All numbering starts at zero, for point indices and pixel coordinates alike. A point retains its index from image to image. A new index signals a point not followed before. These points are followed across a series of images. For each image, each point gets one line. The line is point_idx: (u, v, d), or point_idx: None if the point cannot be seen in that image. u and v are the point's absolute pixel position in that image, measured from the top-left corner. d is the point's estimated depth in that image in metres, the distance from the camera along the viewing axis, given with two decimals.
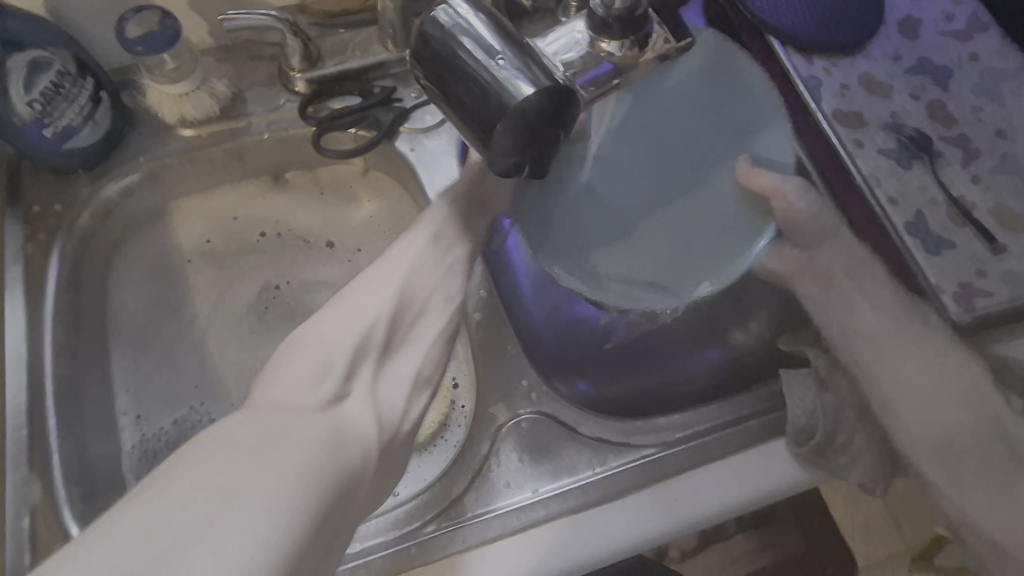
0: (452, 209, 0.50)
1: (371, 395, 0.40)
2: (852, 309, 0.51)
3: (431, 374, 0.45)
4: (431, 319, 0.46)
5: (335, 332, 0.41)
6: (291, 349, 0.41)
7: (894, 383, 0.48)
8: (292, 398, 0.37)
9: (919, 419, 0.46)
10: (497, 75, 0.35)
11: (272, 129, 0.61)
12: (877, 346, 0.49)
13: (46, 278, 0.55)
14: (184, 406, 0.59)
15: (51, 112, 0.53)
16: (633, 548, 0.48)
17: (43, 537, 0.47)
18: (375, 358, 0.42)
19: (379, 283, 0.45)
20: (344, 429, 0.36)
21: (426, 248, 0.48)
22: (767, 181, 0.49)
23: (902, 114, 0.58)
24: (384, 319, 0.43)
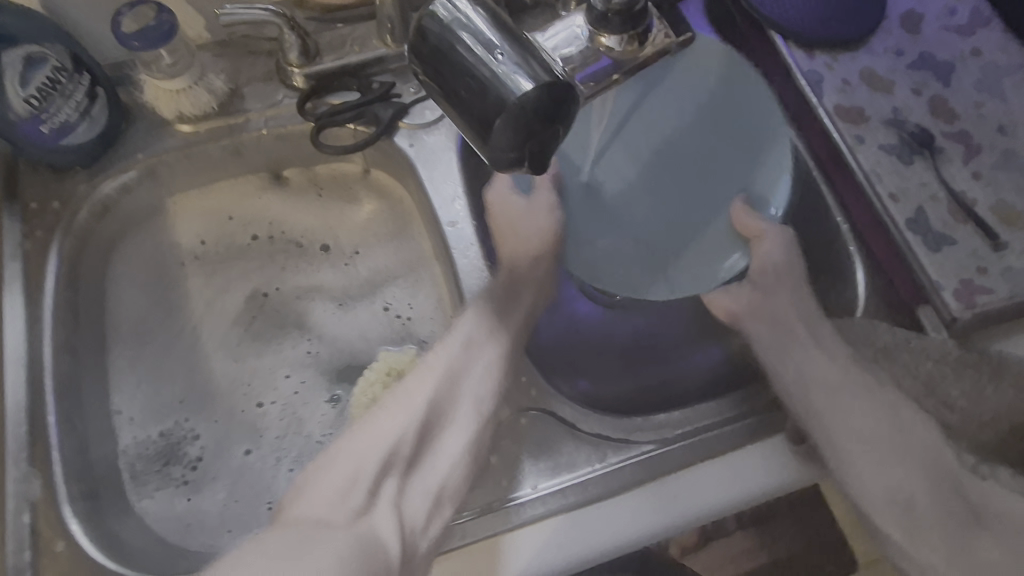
0: (487, 305, 0.52)
1: (396, 514, 0.41)
2: (802, 357, 0.49)
3: (455, 490, 0.46)
4: (456, 431, 0.47)
5: (370, 442, 0.44)
6: (321, 469, 0.43)
7: (846, 431, 0.45)
8: (322, 520, 0.39)
9: (876, 474, 0.44)
10: (496, 70, 0.34)
11: (270, 125, 0.61)
12: (830, 396, 0.47)
13: (45, 276, 0.55)
14: (171, 419, 0.59)
15: (47, 108, 0.53)
16: (633, 545, 0.48)
17: (43, 534, 0.47)
18: (400, 473, 0.44)
19: (412, 398, 0.46)
20: (373, 546, 0.38)
21: (460, 355, 0.49)
22: (756, 223, 0.54)
23: (904, 109, 0.58)
24: (415, 428, 0.45)
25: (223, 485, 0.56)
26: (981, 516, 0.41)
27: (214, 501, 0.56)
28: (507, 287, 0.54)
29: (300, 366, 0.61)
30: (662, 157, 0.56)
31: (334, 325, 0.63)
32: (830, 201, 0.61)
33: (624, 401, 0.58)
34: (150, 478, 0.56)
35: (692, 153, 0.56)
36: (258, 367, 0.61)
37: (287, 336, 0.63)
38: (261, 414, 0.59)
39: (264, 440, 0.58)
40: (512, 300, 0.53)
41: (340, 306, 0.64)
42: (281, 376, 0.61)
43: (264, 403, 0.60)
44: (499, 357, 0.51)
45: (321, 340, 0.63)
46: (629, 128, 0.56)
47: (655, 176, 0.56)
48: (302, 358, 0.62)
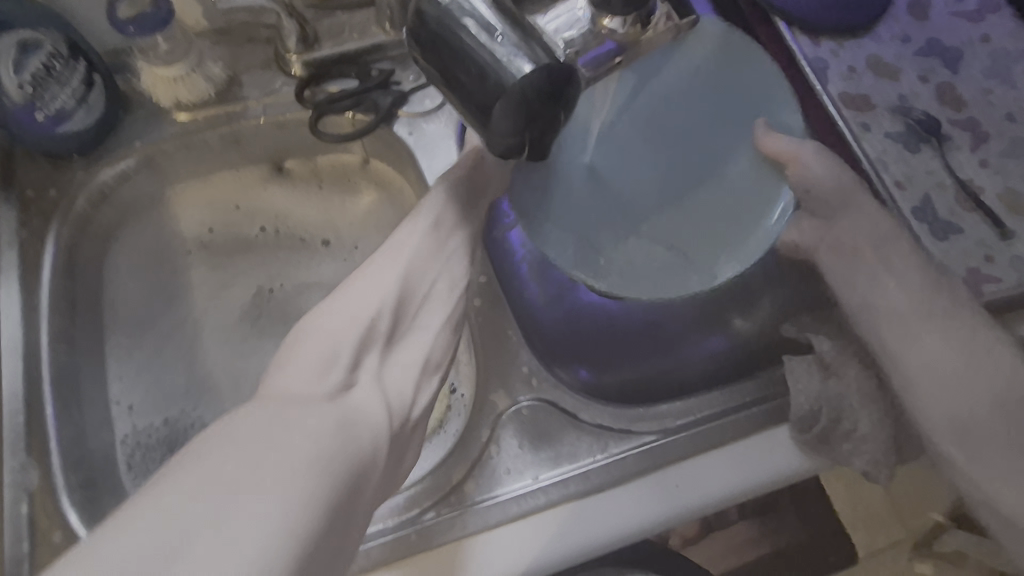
0: (451, 193, 0.49)
1: (379, 383, 0.40)
2: (878, 287, 0.49)
3: (438, 358, 0.45)
4: (434, 305, 0.46)
5: (340, 321, 0.41)
6: (299, 338, 0.40)
7: (918, 361, 0.46)
8: (301, 393, 0.36)
9: (938, 399, 0.45)
10: (495, 53, 0.34)
11: (268, 114, 0.60)
12: (902, 324, 0.47)
13: (42, 264, 0.54)
14: (176, 408, 0.59)
15: (42, 94, 0.52)
16: (634, 535, 0.47)
17: (40, 525, 0.47)
18: (381, 347, 0.42)
19: (378, 274, 0.44)
20: (356, 416, 0.36)
21: (426, 235, 0.47)
22: (784, 146, 0.50)
23: (911, 97, 0.57)
24: (390, 305, 0.43)
25: None
26: None
27: None
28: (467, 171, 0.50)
29: None
30: (657, 148, 0.54)
31: None
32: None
33: (625, 392, 0.57)
34: (149, 467, 0.56)
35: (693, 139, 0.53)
36: (259, 364, 0.61)
37: (290, 330, 0.62)
38: None
39: None
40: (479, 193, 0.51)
41: None
42: None
43: None
44: (466, 239, 0.49)
45: None
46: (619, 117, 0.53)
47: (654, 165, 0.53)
48: None
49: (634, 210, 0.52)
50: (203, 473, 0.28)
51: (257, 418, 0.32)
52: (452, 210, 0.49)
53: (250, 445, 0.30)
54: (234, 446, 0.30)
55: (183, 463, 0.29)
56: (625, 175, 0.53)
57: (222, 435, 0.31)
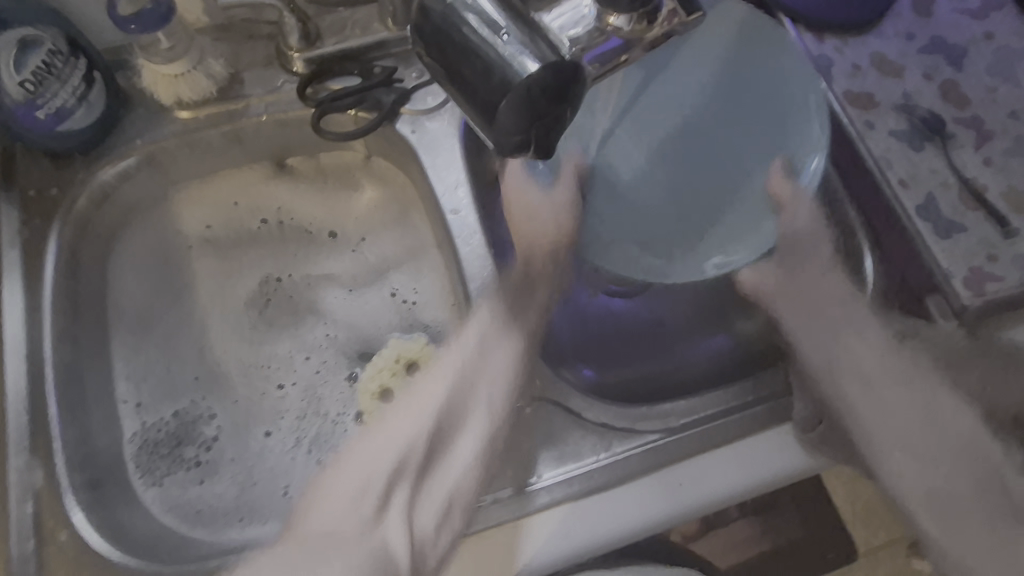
0: (497, 303, 0.51)
1: (407, 522, 0.41)
2: (842, 344, 0.49)
3: (467, 493, 0.45)
4: (470, 438, 0.46)
5: (374, 456, 0.43)
6: (334, 472, 0.43)
7: (875, 420, 0.45)
8: (333, 530, 0.40)
9: (900, 458, 0.44)
10: (501, 52, 0.33)
11: (270, 111, 0.60)
12: (865, 383, 0.47)
13: (44, 264, 0.54)
14: (185, 399, 0.59)
15: (42, 92, 0.52)
16: (644, 531, 0.48)
17: (46, 524, 0.47)
18: (412, 480, 0.43)
19: (423, 398, 0.46)
20: (379, 557, 0.39)
21: (469, 353, 0.48)
22: (790, 189, 0.51)
23: (915, 94, 0.57)
24: (427, 436, 0.44)
25: (236, 469, 0.57)
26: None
27: (226, 486, 0.56)
28: (517, 293, 0.52)
29: (318, 347, 0.61)
30: (671, 138, 0.55)
31: (345, 311, 0.63)
32: (839, 189, 0.59)
33: (632, 391, 0.57)
34: (159, 464, 0.56)
35: (708, 136, 0.55)
36: (273, 351, 0.61)
37: (302, 322, 0.62)
38: (281, 397, 0.60)
39: (285, 420, 0.59)
40: (525, 289, 0.52)
41: (350, 292, 0.63)
42: (299, 358, 0.61)
43: (285, 386, 0.60)
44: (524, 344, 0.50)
45: (337, 323, 0.62)
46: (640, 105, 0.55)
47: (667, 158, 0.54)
48: (319, 340, 0.62)
49: (648, 201, 0.53)
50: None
51: (281, 555, 0.39)
52: (498, 332, 0.50)
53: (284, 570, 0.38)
54: None
55: None
56: (638, 163, 0.54)
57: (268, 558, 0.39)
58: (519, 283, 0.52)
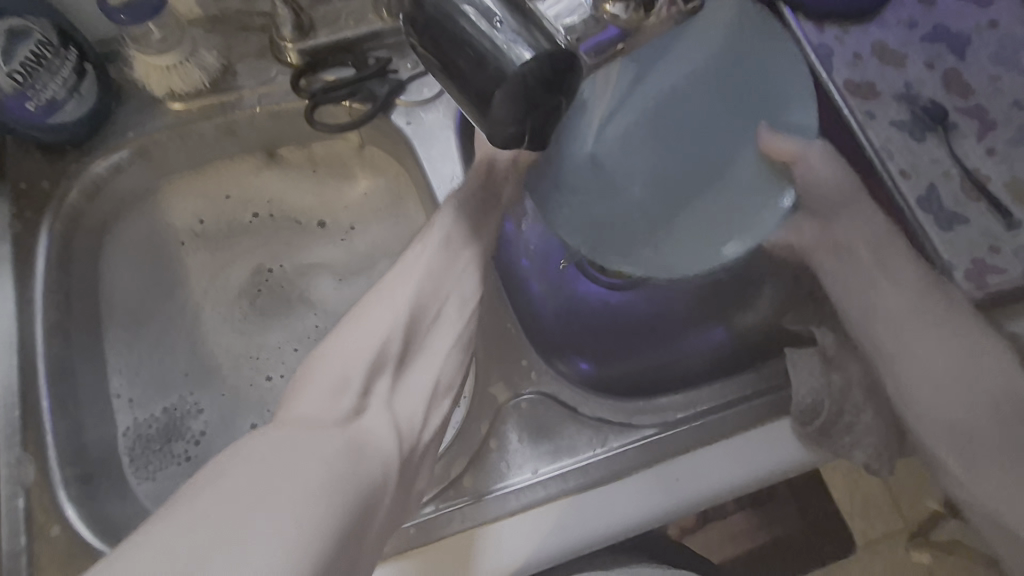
0: (465, 203, 0.50)
1: (390, 412, 0.40)
2: (872, 291, 0.50)
3: (450, 380, 0.45)
4: (446, 327, 0.46)
5: (355, 345, 0.41)
6: (314, 366, 0.41)
7: (913, 367, 0.46)
8: (316, 416, 0.37)
9: (933, 406, 0.45)
10: (495, 41, 0.33)
11: (264, 103, 0.59)
12: (896, 328, 0.48)
13: (35, 258, 0.54)
14: (175, 395, 0.58)
15: (33, 84, 0.51)
16: (640, 526, 0.47)
17: (38, 519, 0.47)
18: (393, 371, 0.42)
19: (393, 292, 0.44)
20: (366, 442, 0.37)
21: (438, 252, 0.47)
22: (790, 146, 0.49)
23: (917, 84, 0.56)
24: (403, 326, 0.43)
25: None
26: None
27: None
28: (483, 202, 0.51)
29: (307, 338, 0.61)
30: (663, 135, 0.48)
31: (336, 302, 0.62)
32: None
33: (626, 381, 0.57)
34: (151, 459, 0.56)
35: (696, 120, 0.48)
36: (263, 341, 0.61)
37: (293, 311, 0.62)
38: (270, 387, 0.59)
39: (270, 413, 0.58)
40: (491, 201, 0.51)
41: (341, 282, 0.63)
42: (288, 349, 0.60)
43: (272, 377, 0.60)
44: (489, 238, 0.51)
45: (327, 314, 0.62)
46: (631, 95, 0.45)
47: (656, 152, 0.48)
48: (308, 331, 0.61)
49: (649, 203, 0.48)
50: (213, 497, 0.31)
51: (268, 439, 0.34)
52: (464, 229, 0.49)
53: (268, 455, 0.33)
54: (213, 489, 0.31)
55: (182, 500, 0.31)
56: (629, 163, 0.47)
57: (241, 455, 0.33)
58: (484, 193, 0.51)
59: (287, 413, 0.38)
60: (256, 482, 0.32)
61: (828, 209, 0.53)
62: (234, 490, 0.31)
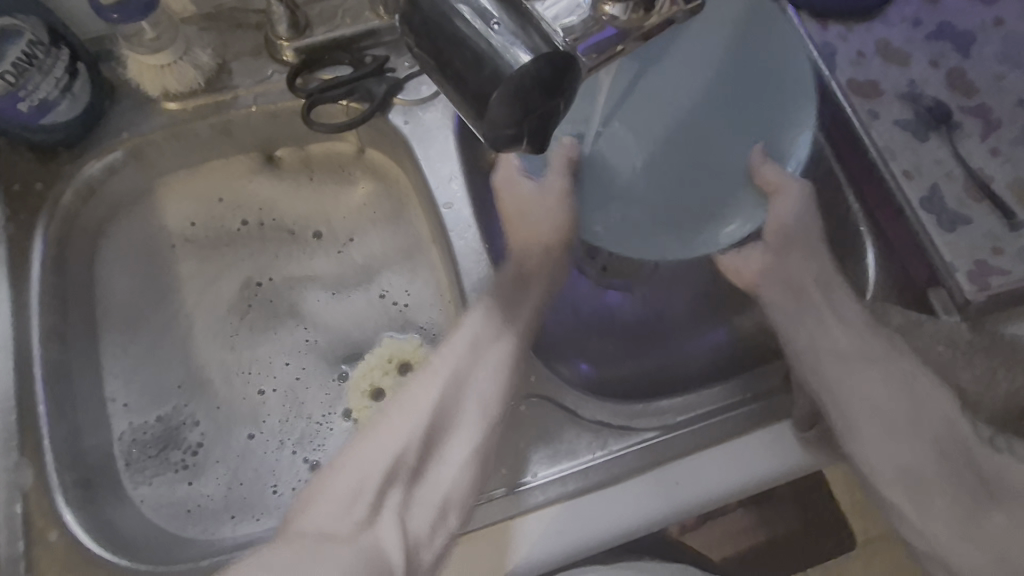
0: (495, 299, 0.51)
1: (401, 525, 0.41)
2: (819, 323, 0.49)
3: (463, 495, 0.45)
4: (463, 437, 0.46)
5: (372, 455, 0.43)
6: (329, 475, 0.43)
7: (858, 401, 0.45)
8: (325, 534, 0.39)
9: (879, 441, 0.44)
10: (492, 42, 0.32)
11: (259, 103, 0.58)
12: (844, 364, 0.46)
13: (30, 262, 0.53)
14: (169, 404, 0.58)
15: (25, 84, 0.50)
16: (638, 531, 0.47)
17: (36, 525, 0.47)
18: (405, 483, 0.43)
19: (416, 396, 0.46)
20: (372, 557, 0.39)
21: (465, 355, 0.48)
22: (774, 174, 0.49)
23: (921, 82, 0.55)
24: (421, 434, 0.44)
25: (224, 469, 0.56)
26: (989, 487, 0.41)
27: (216, 486, 0.55)
28: (510, 292, 0.51)
29: (298, 352, 0.60)
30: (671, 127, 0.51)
31: (328, 315, 0.62)
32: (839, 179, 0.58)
33: (627, 384, 0.57)
34: (147, 464, 0.55)
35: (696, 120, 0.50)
36: (253, 356, 0.60)
37: (282, 325, 0.61)
38: (262, 401, 0.59)
39: (267, 425, 0.58)
40: (523, 279, 0.52)
41: (334, 295, 0.62)
42: (280, 363, 0.60)
43: (265, 390, 0.59)
44: (521, 333, 0.50)
45: (318, 328, 0.61)
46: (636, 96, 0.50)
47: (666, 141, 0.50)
48: (300, 345, 0.61)
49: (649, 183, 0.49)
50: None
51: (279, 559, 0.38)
52: (494, 329, 0.49)
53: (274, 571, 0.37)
54: None
55: None
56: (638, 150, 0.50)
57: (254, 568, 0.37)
58: (510, 291, 0.51)
59: (298, 523, 0.41)
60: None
61: (794, 233, 0.51)
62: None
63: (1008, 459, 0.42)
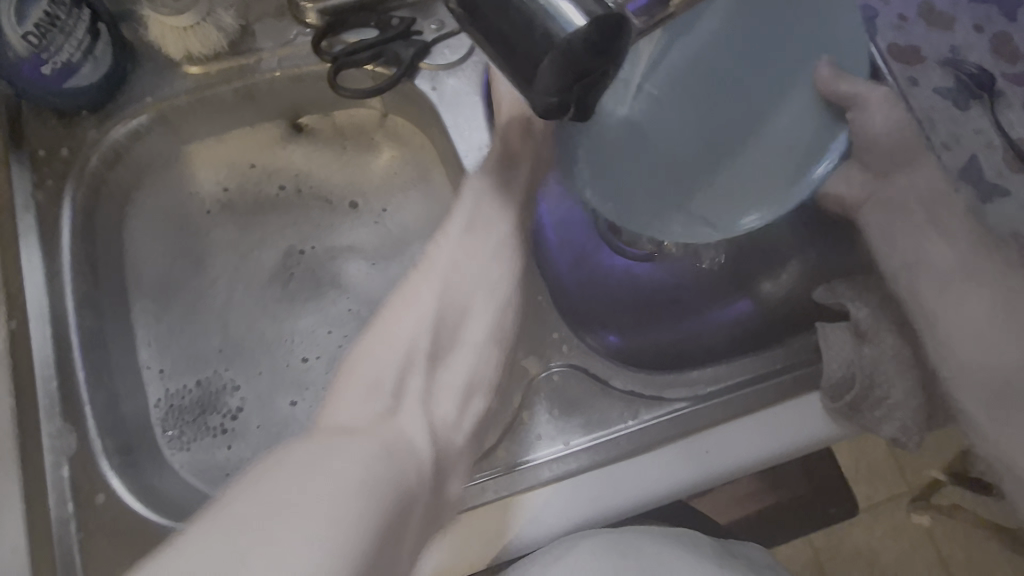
0: (487, 182, 0.49)
1: (423, 408, 0.40)
2: (922, 243, 0.48)
3: (481, 379, 0.45)
4: (475, 321, 0.45)
5: (382, 348, 0.41)
6: (343, 373, 0.41)
7: (956, 318, 0.45)
8: (348, 423, 0.37)
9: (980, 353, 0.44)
10: (546, 8, 0.30)
11: (283, 66, 0.57)
12: (949, 284, 0.46)
13: (60, 229, 0.53)
14: (209, 369, 0.59)
15: (47, 47, 0.49)
16: (671, 495, 0.48)
17: (84, 488, 0.47)
18: (424, 371, 0.42)
19: (421, 291, 0.44)
20: (398, 440, 0.37)
21: (462, 241, 0.46)
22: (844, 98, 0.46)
23: (964, 48, 0.54)
24: (430, 328, 0.43)
25: (265, 435, 0.57)
26: None
27: (256, 450, 0.56)
28: (503, 147, 0.50)
29: (341, 321, 0.61)
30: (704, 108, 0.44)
31: (365, 284, 0.62)
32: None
33: (656, 355, 0.56)
34: (185, 430, 0.56)
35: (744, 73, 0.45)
36: (296, 326, 0.60)
37: (323, 293, 0.61)
38: (306, 369, 0.59)
39: (311, 390, 0.58)
40: (513, 179, 0.50)
41: (374, 265, 0.62)
42: (322, 331, 0.60)
43: (308, 358, 0.59)
44: (527, 175, 0.50)
45: (359, 297, 0.61)
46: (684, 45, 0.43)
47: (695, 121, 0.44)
48: (342, 314, 0.61)
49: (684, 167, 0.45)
50: (250, 505, 0.30)
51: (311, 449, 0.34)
52: (495, 191, 0.49)
53: (295, 471, 0.32)
54: (267, 487, 0.31)
55: (227, 505, 0.30)
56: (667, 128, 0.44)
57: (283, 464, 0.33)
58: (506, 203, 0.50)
59: (316, 423, 0.37)
60: (298, 471, 0.32)
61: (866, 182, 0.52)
62: (267, 502, 0.30)
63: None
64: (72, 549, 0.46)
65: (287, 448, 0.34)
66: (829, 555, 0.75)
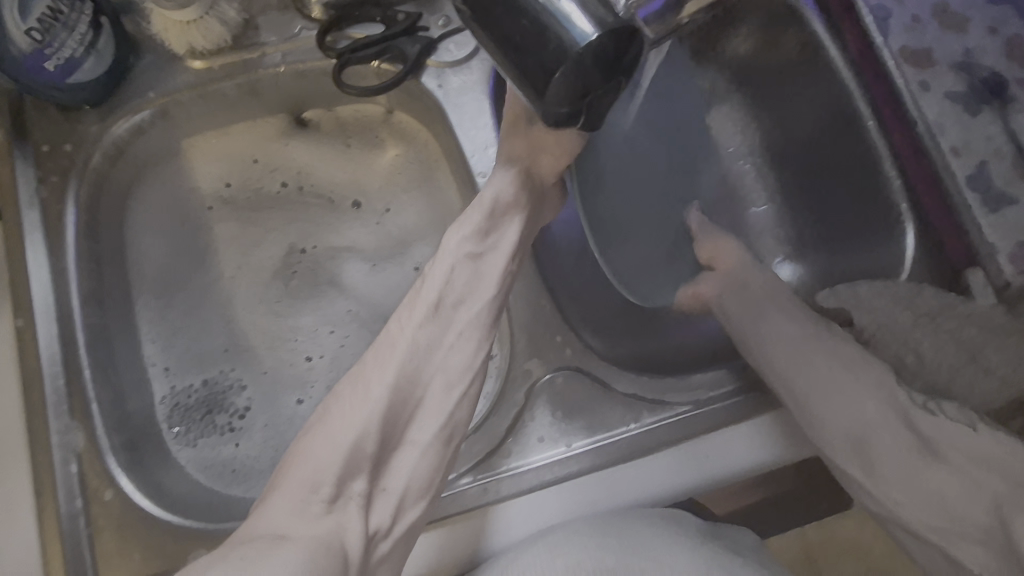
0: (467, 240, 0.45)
1: (363, 514, 0.38)
2: (765, 320, 0.51)
3: (425, 484, 0.40)
4: (427, 416, 0.41)
5: (324, 445, 0.38)
6: (282, 468, 0.38)
7: (801, 381, 0.47)
8: (278, 531, 0.35)
9: (836, 421, 0.45)
10: (555, 15, 0.30)
11: (288, 61, 0.57)
12: (794, 352, 0.48)
13: (65, 225, 0.53)
14: (215, 367, 0.59)
15: (50, 42, 0.48)
16: (674, 499, 0.48)
17: (92, 483, 0.48)
18: (369, 473, 0.39)
19: (374, 376, 0.40)
20: (331, 545, 0.35)
21: (429, 315, 0.42)
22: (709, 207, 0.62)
23: (977, 51, 0.52)
24: (378, 423, 0.39)
25: (270, 433, 0.57)
26: (929, 445, 0.43)
27: (258, 445, 0.56)
28: (488, 216, 0.45)
29: (341, 321, 0.61)
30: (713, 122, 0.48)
31: (366, 284, 0.62)
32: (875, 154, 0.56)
33: (649, 360, 0.55)
34: (191, 427, 0.56)
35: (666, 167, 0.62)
36: (297, 323, 0.61)
37: (322, 292, 0.62)
38: (309, 369, 0.59)
39: (314, 390, 0.59)
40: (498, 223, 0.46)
41: (374, 266, 0.62)
42: (324, 331, 0.60)
43: (312, 357, 0.60)
44: (512, 240, 0.46)
45: (359, 299, 0.61)
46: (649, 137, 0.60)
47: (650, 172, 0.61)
48: (342, 314, 0.61)
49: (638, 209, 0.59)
50: None
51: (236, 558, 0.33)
52: (471, 262, 0.44)
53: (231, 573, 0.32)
54: None
55: None
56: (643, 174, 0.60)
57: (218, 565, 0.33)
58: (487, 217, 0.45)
59: (248, 527, 0.36)
60: None
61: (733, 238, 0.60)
62: None
63: (986, 438, 0.42)
64: (81, 542, 0.46)
65: (217, 554, 0.34)
66: (822, 551, 0.76)
